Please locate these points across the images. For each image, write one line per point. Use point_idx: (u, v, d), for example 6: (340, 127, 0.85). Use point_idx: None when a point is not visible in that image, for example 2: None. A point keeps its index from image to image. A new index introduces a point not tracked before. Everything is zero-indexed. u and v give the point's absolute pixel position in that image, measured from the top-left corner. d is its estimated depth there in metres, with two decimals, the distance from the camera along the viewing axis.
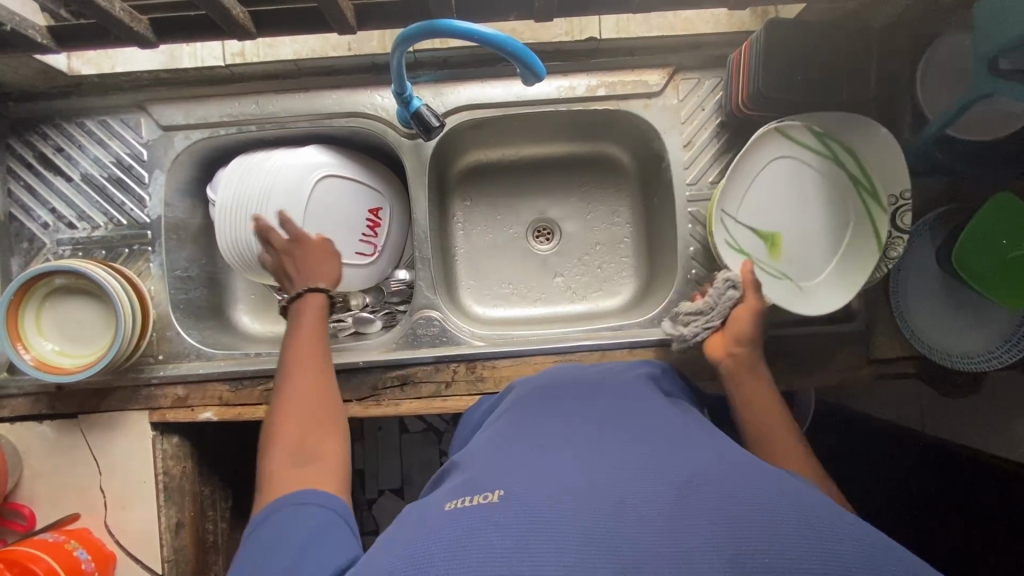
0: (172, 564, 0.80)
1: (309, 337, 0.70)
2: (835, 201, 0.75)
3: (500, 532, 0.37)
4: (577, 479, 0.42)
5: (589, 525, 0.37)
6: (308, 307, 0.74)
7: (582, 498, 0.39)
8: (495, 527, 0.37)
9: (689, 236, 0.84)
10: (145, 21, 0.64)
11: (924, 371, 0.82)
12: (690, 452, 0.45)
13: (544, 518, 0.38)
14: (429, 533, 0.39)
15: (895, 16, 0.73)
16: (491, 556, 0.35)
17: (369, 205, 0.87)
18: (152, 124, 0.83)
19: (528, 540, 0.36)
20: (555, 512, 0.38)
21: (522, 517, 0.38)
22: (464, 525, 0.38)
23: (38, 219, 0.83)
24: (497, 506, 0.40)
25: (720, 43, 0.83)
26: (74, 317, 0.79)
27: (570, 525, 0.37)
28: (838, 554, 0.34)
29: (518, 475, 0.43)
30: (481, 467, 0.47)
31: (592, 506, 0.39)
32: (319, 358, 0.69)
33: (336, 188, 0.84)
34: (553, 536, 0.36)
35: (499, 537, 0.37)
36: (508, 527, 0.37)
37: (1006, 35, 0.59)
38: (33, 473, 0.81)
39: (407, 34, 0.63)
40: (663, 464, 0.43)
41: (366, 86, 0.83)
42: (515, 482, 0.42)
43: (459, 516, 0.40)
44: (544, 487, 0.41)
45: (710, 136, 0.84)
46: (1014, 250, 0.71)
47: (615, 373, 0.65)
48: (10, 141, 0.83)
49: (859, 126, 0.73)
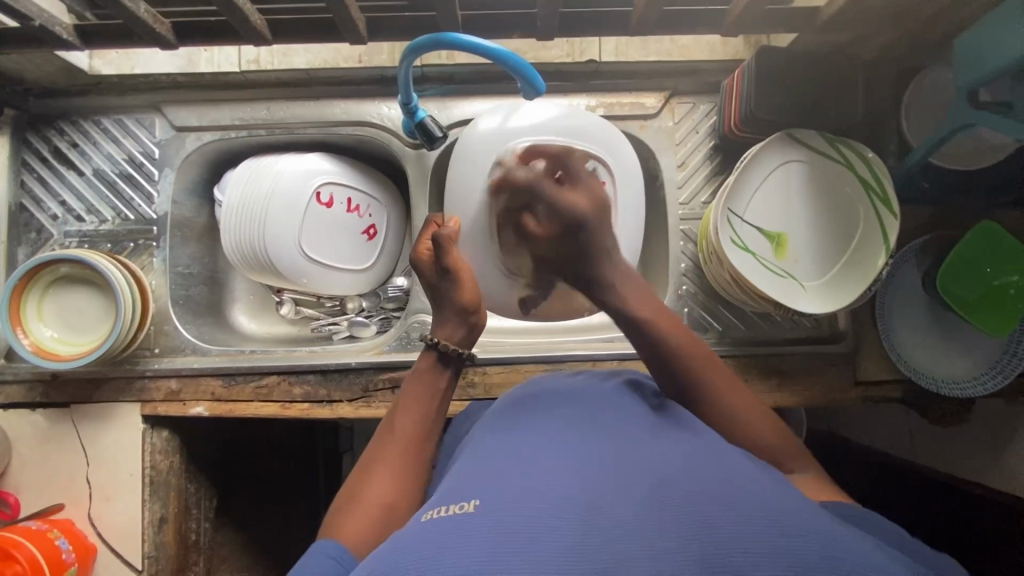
0: (151, 560, 0.80)
1: (414, 411, 0.62)
2: (822, 223, 0.78)
3: (469, 542, 0.37)
4: (551, 480, 0.42)
5: (559, 530, 0.37)
6: (429, 373, 0.64)
7: (553, 502, 0.39)
8: (470, 536, 0.37)
9: (680, 253, 0.87)
10: (167, 24, 0.67)
11: (911, 394, 0.83)
12: (662, 455, 0.46)
13: (514, 523, 0.38)
14: (401, 545, 0.39)
15: (881, 49, 0.76)
16: (461, 561, 0.35)
17: (560, 166, 0.67)
18: (165, 124, 0.86)
19: (499, 550, 0.36)
20: (525, 517, 0.38)
21: (492, 530, 0.37)
22: (435, 537, 0.38)
23: (47, 211, 0.86)
24: (466, 517, 0.39)
25: (715, 70, 0.86)
26: (77, 307, 0.81)
27: (540, 529, 0.37)
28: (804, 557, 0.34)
29: (492, 483, 0.43)
30: (458, 478, 0.47)
31: (563, 512, 0.39)
32: (413, 436, 0.61)
33: (514, 162, 0.69)
34: (522, 546, 0.36)
35: (468, 547, 0.36)
36: (479, 536, 0.37)
37: (983, 67, 0.62)
38: (21, 461, 0.81)
39: (414, 46, 0.66)
40: (632, 468, 0.44)
41: (374, 97, 0.86)
42: (489, 489, 0.42)
43: (431, 528, 0.39)
44: (515, 494, 0.41)
45: (703, 157, 0.87)
46: (997, 279, 0.73)
47: (592, 376, 0.65)
48: (26, 135, 0.86)
49: (850, 151, 0.75)
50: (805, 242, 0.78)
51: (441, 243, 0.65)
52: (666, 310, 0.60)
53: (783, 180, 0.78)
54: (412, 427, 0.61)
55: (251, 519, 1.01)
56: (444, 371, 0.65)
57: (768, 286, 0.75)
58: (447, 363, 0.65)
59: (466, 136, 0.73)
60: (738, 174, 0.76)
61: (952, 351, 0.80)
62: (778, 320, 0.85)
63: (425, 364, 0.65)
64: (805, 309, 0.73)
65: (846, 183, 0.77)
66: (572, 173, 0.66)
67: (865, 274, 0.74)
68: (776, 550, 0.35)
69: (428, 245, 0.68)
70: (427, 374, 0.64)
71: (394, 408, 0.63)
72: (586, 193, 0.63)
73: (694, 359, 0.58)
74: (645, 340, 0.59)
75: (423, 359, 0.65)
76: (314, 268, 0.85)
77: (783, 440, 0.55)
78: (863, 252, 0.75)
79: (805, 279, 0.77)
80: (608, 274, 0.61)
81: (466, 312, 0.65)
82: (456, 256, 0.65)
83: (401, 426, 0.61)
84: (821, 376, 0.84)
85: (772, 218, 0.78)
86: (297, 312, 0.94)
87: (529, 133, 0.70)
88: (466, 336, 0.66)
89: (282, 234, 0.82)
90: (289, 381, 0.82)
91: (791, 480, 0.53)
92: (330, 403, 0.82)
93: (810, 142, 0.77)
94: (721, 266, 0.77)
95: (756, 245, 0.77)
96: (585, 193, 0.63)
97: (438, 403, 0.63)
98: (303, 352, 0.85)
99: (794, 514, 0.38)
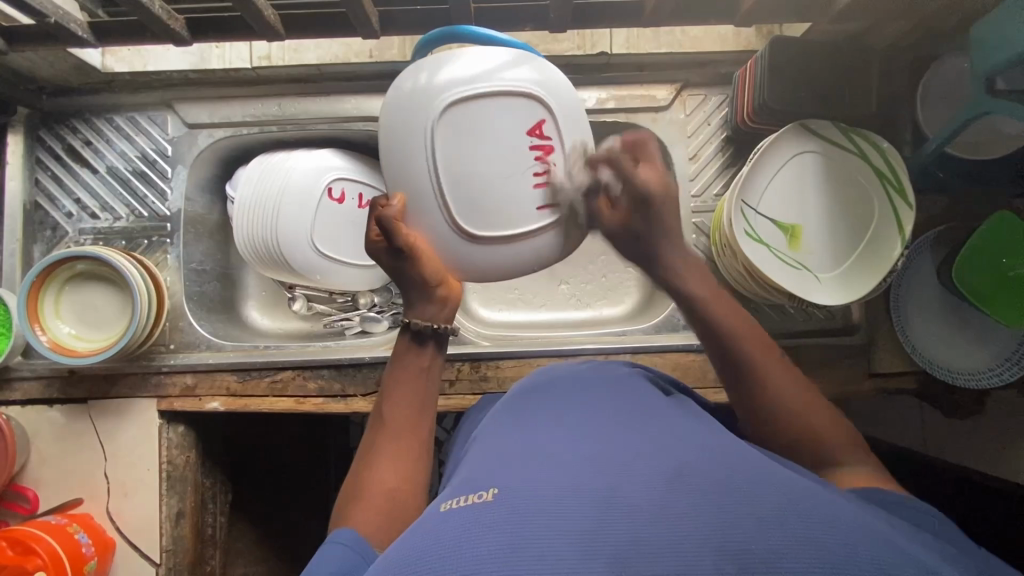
0: (170, 554, 0.80)
1: (401, 396, 0.62)
2: (835, 214, 0.77)
3: (490, 532, 0.37)
4: (573, 470, 0.42)
5: (583, 517, 0.37)
6: (410, 356, 0.64)
7: (576, 490, 0.39)
8: (490, 528, 0.37)
9: (693, 246, 0.86)
10: (181, 20, 0.68)
11: (925, 386, 0.82)
12: (679, 444, 0.46)
13: (536, 513, 0.37)
14: (423, 534, 0.39)
15: (895, 39, 0.76)
16: (487, 551, 0.35)
17: (526, 126, 0.61)
18: (177, 122, 0.87)
19: (521, 539, 0.36)
20: (547, 506, 0.38)
21: (513, 519, 0.37)
22: (455, 528, 0.38)
23: (62, 209, 0.86)
24: (487, 506, 0.39)
25: (726, 61, 0.86)
26: (92, 303, 0.81)
27: (563, 518, 0.37)
28: (823, 544, 0.34)
29: (510, 471, 0.43)
30: (476, 467, 0.47)
31: (585, 501, 0.39)
32: (404, 419, 0.61)
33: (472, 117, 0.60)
34: (542, 535, 0.36)
35: (489, 536, 0.36)
36: (499, 525, 0.37)
37: (1000, 53, 0.61)
38: (39, 456, 0.82)
39: (428, 38, 0.66)
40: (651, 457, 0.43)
41: (385, 93, 0.86)
42: (508, 478, 0.42)
43: (453, 516, 0.39)
44: (534, 484, 0.41)
45: (715, 150, 0.86)
46: (1014, 269, 0.72)
47: (602, 366, 0.65)
48: (40, 133, 0.87)
49: (863, 141, 0.75)
50: (817, 232, 0.77)
51: (391, 229, 0.61)
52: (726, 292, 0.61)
53: (795, 171, 0.77)
54: (402, 411, 0.62)
55: (265, 515, 1.01)
56: (423, 348, 0.65)
57: (783, 278, 0.75)
58: (424, 341, 0.65)
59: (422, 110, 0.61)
60: (751, 165, 0.75)
61: (966, 342, 0.79)
62: (789, 311, 0.85)
63: (403, 346, 0.65)
64: (820, 300, 0.73)
65: (860, 173, 0.76)
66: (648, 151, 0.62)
67: (880, 265, 0.73)
68: (801, 532, 0.35)
69: (377, 228, 0.63)
70: (406, 355, 0.65)
71: (382, 397, 0.63)
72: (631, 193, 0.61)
73: (754, 338, 0.58)
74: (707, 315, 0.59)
75: (401, 342, 0.65)
76: (325, 263, 0.85)
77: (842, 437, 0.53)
78: (877, 242, 0.75)
79: (818, 270, 0.76)
80: (678, 265, 0.62)
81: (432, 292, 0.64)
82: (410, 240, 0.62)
83: (392, 412, 0.61)
84: (834, 368, 0.83)
85: (784, 209, 0.78)
86: (309, 307, 0.94)
87: (478, 80, 0.60)
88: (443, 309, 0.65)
89: (294, 229, 0.82)
90: (303, 376, 0.83)
91: (841, 474, 0.50)
92: (344, 397, 0.82)
93: (823, 132, 0.76)
94: (734, 259, 0.76)
95: (769, 237, 0.77)
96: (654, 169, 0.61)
97: (425, 384, 0.64)
98: (317, 347, 0.85)
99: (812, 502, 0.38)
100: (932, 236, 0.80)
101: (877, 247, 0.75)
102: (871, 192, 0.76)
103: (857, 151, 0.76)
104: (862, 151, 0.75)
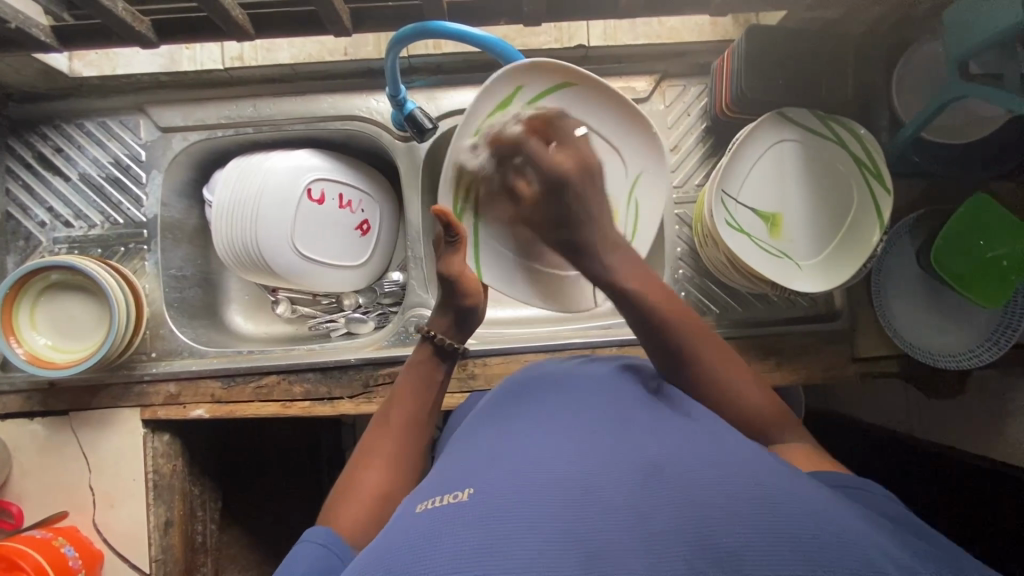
0: (159, 563, 0.80)
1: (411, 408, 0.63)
2: (815, 203, 0.78)
3: (465, 532, 0.36)
4: (544, 469, 0.42)
5: (548, 521, 0.37)
6: (424, 363, 0.67)
7: (552, 487, 0.39)
8: (464, 525, 0.37)
9: (676, 237, 0.86)
10: (147, 22, 0.66)
11: (908, 369, 0.83)
12: (658, 436, 0.46)
13: (509, 511, 0.37)
14: (399, 535, 0.39)
15: (870, 25, 0.76)
16: (454, 551, 0.35)
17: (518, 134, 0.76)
18: (150, 125, 0.85)
19: (496, 540, 0.36)
20: (517, 502, 0.38)
21: (490, 516, 0.37)
22: (429, 529, 0.38)
23: (35, 218, 0.85)
24: (464, 505, 0.39)
25: (705, 51, 0.86)
26: (69, 314, 0.80)
27: (529, 522, 0.37)
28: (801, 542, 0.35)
29: (488, 472, 0.43)
30: (455, 466, 0.47)
31: (562, 498, 0.38)
32: (406, 427, 0.62)
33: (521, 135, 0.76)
34: (518, 532, 0.36)
35: (463, 535, 0.36)
36: (475, 524, 0.37)
37: (972, 38, 0.62)
38: (22, 470, 0.81)
39: (399, 36, 0.67)
40: (627, 450, 0.44)
41: (362, 90, 0.85)
42: (484, 474, 0.42)
43: (427, 516, 0.39)
44: (512, 481, 0.40)
45: (695, 140, 0.86)
46: (990, 250, 0.73)
47: (586, 363, 0.64)
48: (10, 141, 0.85)
49: (840, 129, 0.75)
50: (797, 220, 0.78)
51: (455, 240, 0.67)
52: (662, 287, 0.62)
53: (775, 160, 0.78)
54: (406, 417, 0.63)
55: (256, 520, 1.01)
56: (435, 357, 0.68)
57: (766, 267, 0.75)
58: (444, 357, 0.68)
59: (478, 102, 0.71)
60: (732, 154, 0.75)
61: (948, 326, 0.80)
62: (772, 299, 0.86)
63: (421, 357, 0.68)
64: (801, 288, 0.73)
65: (838, 161, 0.77)
66: (553, 128, 0.72)
67: (859, 252, 0.74)
68: (776, 533, 0.35)
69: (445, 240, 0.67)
70: (423, 365, 0.67)
71: (385, 405, 0.64)
72: (572, 153, 0.69)
73: (675, 310, 0.60)
74: (630, 301, 0.61)
75: (419, 351, 0.68)
76: (307, 265, 0.85)
77: (770, 407, 0.56)
78: (855, 228, 0.76)
79: (799, 258, 0.77)
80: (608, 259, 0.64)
81: (463, 318, 0.69)
82: (463, 261, 0.68)
83: (394, 416, 0.63)
84: (818, 354, 0.84)
85: (764, 199, 0.78)
86: (293, 310, 0.94)
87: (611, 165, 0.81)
88: (461, 333, 0.70)
89: (273, 231, 0.81)
90: (289, 380, 0.82)
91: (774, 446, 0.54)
92: (331, 400, 0.82)
93: (803, 121, 0.76)
94: (717, 249, 0.76)
95: (750, 227, 0.78)
96: (569, 153, 0.69)
97: (429, 394, 0.65)
98: (302, 350, 0.84)
99: (790, 491, 0.38)
100: (911, 224, 0.81)
101: (858, 232, 0.75)
102: (850, 180, 0.76)
103: (836, 137, 0.76)
104: (842, 139, 0.76)
